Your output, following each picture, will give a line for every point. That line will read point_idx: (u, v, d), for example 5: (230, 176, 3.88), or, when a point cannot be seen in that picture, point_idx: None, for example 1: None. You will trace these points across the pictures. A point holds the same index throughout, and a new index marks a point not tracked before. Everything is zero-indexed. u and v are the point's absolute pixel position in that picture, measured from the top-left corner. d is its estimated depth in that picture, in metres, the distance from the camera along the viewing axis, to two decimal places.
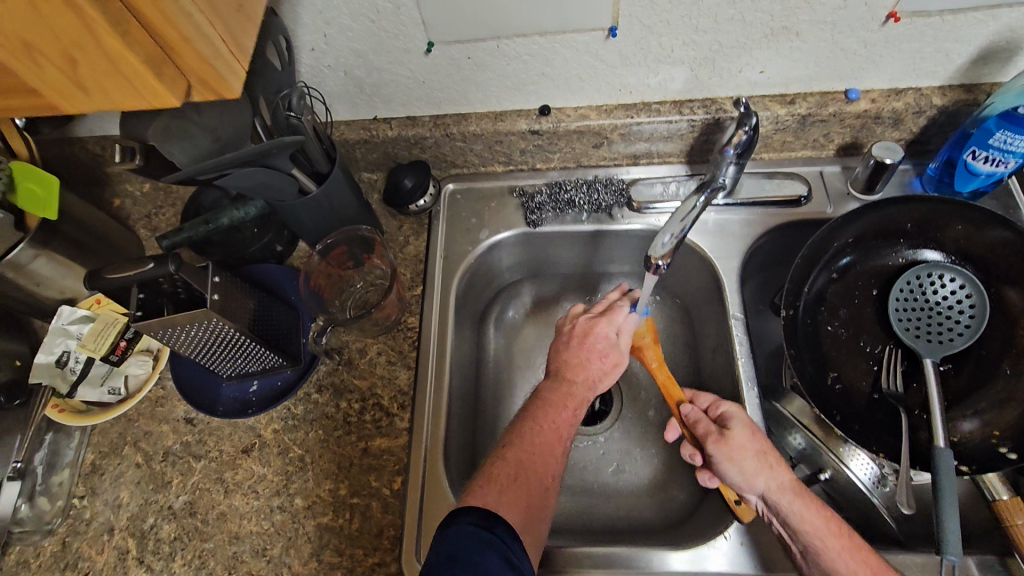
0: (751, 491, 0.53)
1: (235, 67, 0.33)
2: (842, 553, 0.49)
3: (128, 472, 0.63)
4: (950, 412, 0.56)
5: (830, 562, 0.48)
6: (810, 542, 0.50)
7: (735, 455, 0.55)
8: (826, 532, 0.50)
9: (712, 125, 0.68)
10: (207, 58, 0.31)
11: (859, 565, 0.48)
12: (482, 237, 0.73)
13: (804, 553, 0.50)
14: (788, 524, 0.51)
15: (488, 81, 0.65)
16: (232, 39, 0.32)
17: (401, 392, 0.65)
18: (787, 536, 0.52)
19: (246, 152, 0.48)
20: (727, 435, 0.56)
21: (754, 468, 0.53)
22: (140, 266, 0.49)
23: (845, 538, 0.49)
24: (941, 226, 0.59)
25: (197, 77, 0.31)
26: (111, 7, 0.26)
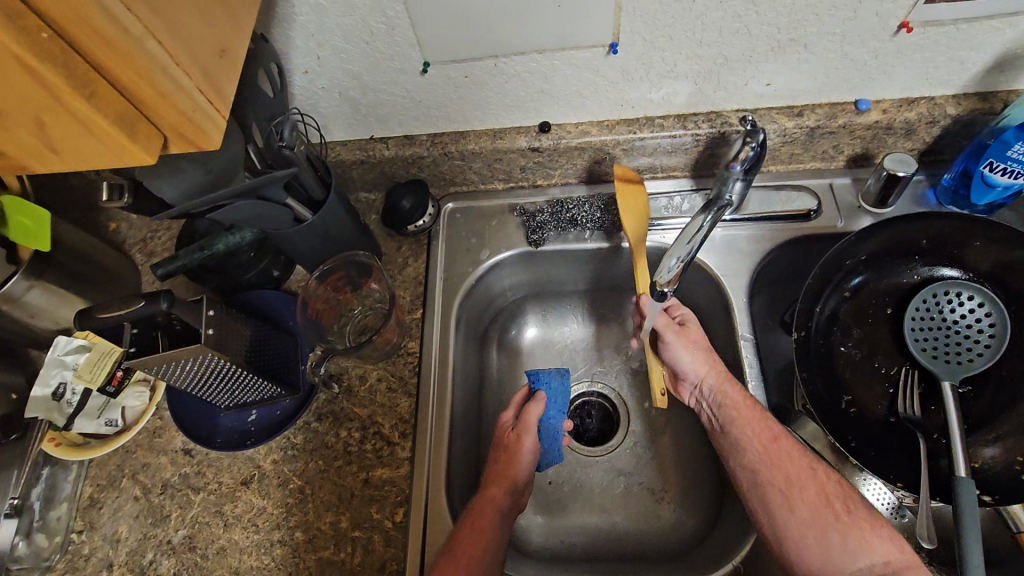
0: (691, 373, 0.60)
1: (217, 117, 0.32)
2: (750, 424, 0.55)
3: (126, 505, 0.62)
4: (971, 436, 0.54)
5: (740, 430, 0.55)
6: (727, 414, 0.56)
7: (686, 341, 0.61)
8: (744, 407, 0.56)
9: (717, 139, 0.66)
10: (185, 112, 0.30)
11: (764, 432, 0.54)
12: (482, 257, 0.71)
13: (720, 423, 0.57)
14: (714, 401, 0.58)
15: (486, 99, 0.64)
16: (212, 89, 0.31)
17: (402, 420, 0.63)
18: (711, 415, 0.58)
19: (239, 186, 0.47)
20: (686, 327, 0.62)
21: (701, 352, 0.60)
22: (132, 306, 0.49)
23: (757, 415, 0.56)
24: (958, 243, 0.57)
25: (176, 132, 0.30)
26: (78, 70, 0.25)
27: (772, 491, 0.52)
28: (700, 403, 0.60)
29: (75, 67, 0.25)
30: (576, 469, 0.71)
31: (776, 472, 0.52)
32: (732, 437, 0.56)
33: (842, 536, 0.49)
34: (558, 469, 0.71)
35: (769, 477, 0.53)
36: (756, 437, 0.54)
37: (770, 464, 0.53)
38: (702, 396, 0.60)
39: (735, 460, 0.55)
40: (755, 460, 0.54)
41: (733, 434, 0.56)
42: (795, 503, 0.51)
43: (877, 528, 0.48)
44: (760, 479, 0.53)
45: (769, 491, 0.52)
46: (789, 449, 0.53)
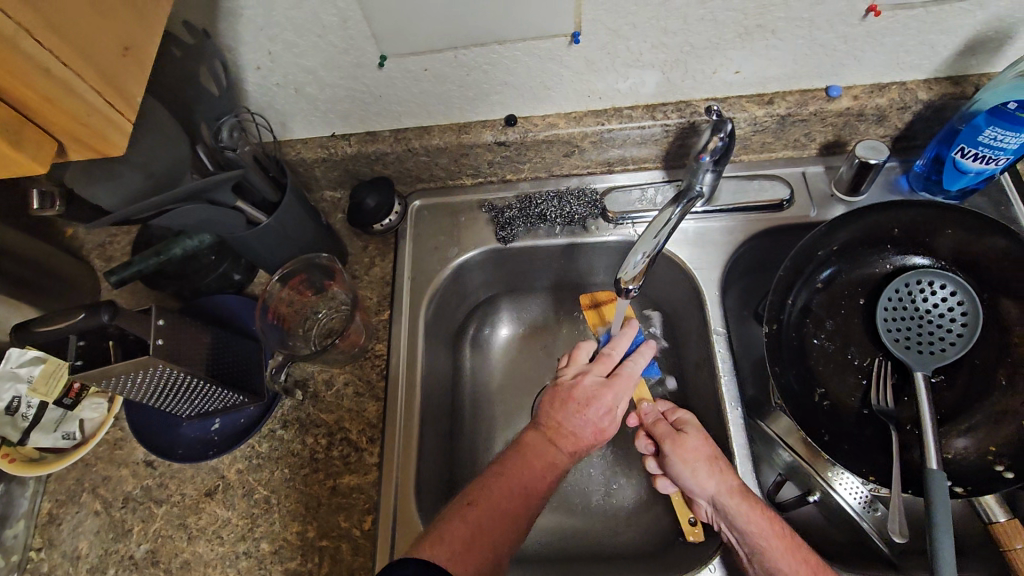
0: (700, 491, 0.53)
1: (120, 119, 0.30)
2: (783, 556, 0.47)
3: (86, 521, 0.60)
4: (943, 427, 0.53)
5: (774, 564, 0.47)
6: (756, 544, 0.49)
7: (685, 454, 0.55)
8: (772, 534, 0.49)
9: (687, 128, 0.65)
10: (79, 116, 0.27)
11: (802, 568, 0.47)
12: (451, 255, 0.70)
13: (747, 553, 0.49)
14: (735, 526, 0.50)
15: (448, 93, 0.62)
16: (114, 89, 0.29)
17: (370, 425, 0.62)
18: (736, 542, 0.50)
19: (187, 188, 0.46)
20: (682, 437, 0.56)
21: (707, 470, 0.53)
22: (75, 318, 0.46)
23: (790, 545, 0.48)
24: (931, 231, 0.56)
25: (71, 135, 0.28)
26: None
27: None
28: (719, 527, 0.52)
29: None
30: None
31: None
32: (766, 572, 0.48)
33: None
34: None
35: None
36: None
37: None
38: (721, 520, 0.52)
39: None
40: None
41: (767, 570, 0.47)
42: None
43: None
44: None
45: None
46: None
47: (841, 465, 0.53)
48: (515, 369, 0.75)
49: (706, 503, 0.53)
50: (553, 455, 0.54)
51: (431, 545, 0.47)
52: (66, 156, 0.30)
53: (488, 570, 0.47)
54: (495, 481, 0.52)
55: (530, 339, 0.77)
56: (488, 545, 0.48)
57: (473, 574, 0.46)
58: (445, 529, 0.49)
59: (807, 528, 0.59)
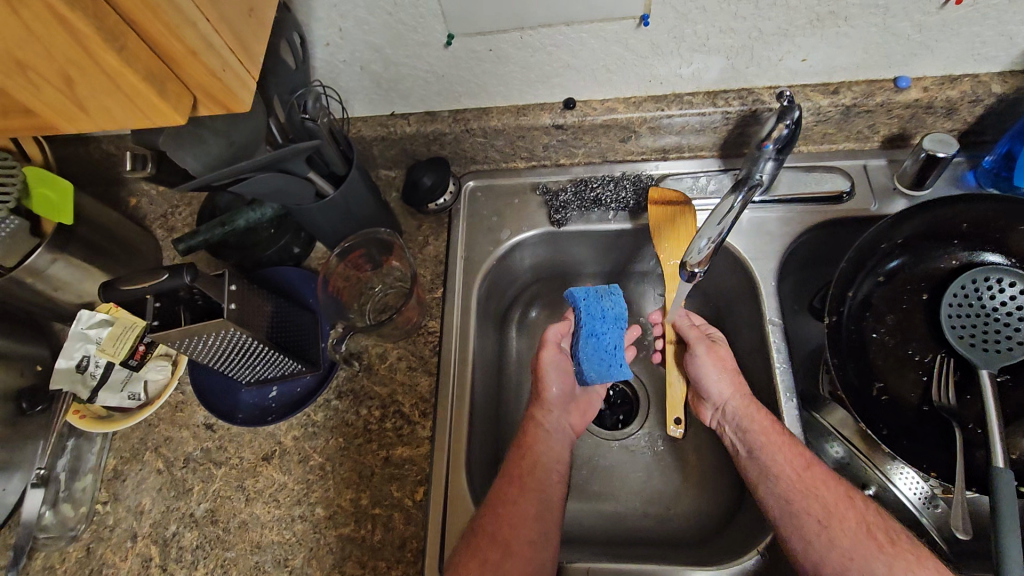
0: (717, 393, 0.59)
1: (246, 79, 0.32)
2: (778, 451, 0.53)
3: (149, 478, 0.62)
4: (1009, 427, 0.52)
5: (770, 455, 0.53)
6: (755, 437, 0.55)
7: (715, 358, 0.60)
8: (772, 431, 0.54)
9: (748, 117, 0.64)
10: (214, 70, 0.30)
11: (796, 459, 0.53)
12: (504, 237, 0.70)
13: (747, 448, 0.55)
14: (741, 426, 0.56)
15: (510, 74, 0.62)
16: (241, 48, 0.31)
17: (423, 400, 0.63)
18: (737, 440, 0.56)
19: (266, 156, 0.47)
20: (715, 347, 0.61)
21: (726, 376, 0.59)
22: (155, 277, 0.48)
23: (788, 441, 0.54)
24: (1003, 228, 0.55)
25: (202, 91, 0.30)
26: (107, 22, 0.25)
27: (809, 521, 0.50)
28: (723, 426, 0.59)
29: (104, 18, 0.25)
30: (596, 453, 0.70)
31: (808, 498, 0.50)
32: (760, 462, 0.54)
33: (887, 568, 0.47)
34: (577, 452, 0.70)
35: (804, 508, 0.50)
36: (789, 465, 0.52)
37: (804, 492, 0.51)
38: (726, 419, 0.58)
39: (765, 486, 0.53)
40: (788, 489, 0.51)
41: (762, 462, 0.53)
42: (835, 537, 0.48)
43: (921, 558, 0.46)
44: (795, 508, 0.50)
45: (807, 523, 0.49)
46: (822, 475, 0.51)
47: (900, 459, 0.53)
48: None
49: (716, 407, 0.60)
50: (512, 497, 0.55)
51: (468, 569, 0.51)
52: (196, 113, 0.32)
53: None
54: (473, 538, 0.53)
55: None
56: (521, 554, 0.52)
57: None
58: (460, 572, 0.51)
59: None
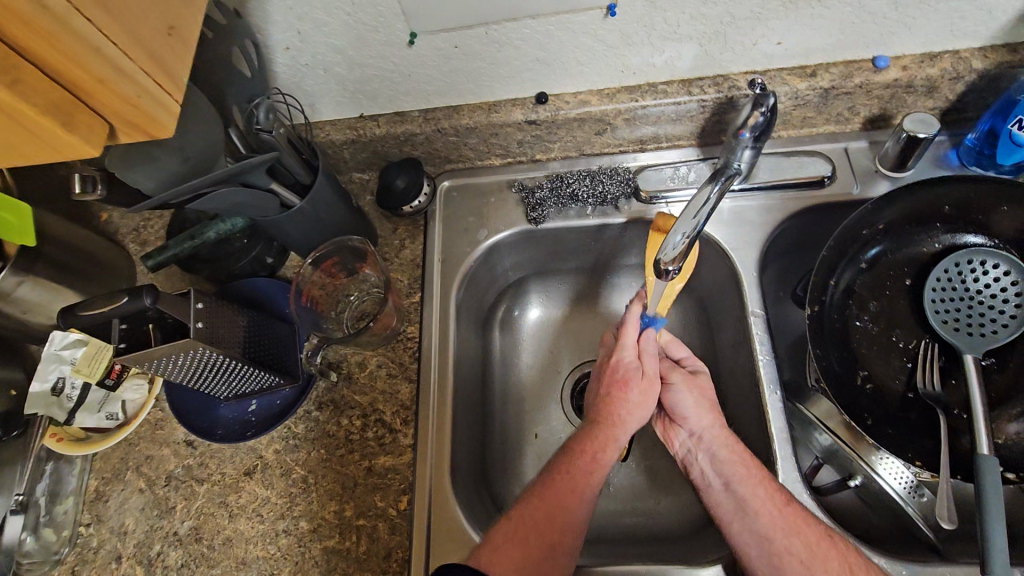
0: (693, 422, 0.57)
1: (167, 103, 0.32)
2: (758, 487, 0.51)
3: (132, 498, 0.62)
4: (994, 412, 0.52)
5: (748, 490, 0.51)
6: (734, 471, 0.52)
7: (695, 387, 0.59)
8: (750, 465, 0.53)
9: (725, 104, 0.62)
10: (133, 98, 0.30)
11: (776, 494, 0.50)
12: (481, 237, 0.69)
13: (723, 481, 0.53)
14: (716, 457, 0.54)
15: (478, 71, 0.61)
16: (160, 71, 0.31)
17: (404, 407, 0.62)
18: (711, 471, 0.54)
19: (220, 172, 0.45)
20: (696, 377, 0.60)
21: (706, 407, 0.57)
22: (115, 302, 0.47)
23: (766, 476, 0.52)
24: (985, 209, 0.54)
25: (122, 119, 0.31)
26: (1, 61, 0.25)
27: (789, 562, 0.48)
28: (692, 456, 0.57)
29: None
30: None
31: (789, 536, 0.48)
32: (739, 498, 0.51)
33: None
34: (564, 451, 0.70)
35: (787, 546, 0.48)
36: (769, 500, 0.50)
37: (786, 531, 0.48)
38: (700, 448, 0.56)
39: (743, 523, 0.50)
40: (767, 528, 0.49)
41: (741, 496, 0.51)
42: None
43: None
44: (776, 548, 0.48)
45: (788, 562, 0.48)
46: (802, 513, 0.49)
47: (885, 449, 0.52)
48: (544, 350, 0.76)
49: (688, 436, 0.58)
50: (559, 504, 0.51)
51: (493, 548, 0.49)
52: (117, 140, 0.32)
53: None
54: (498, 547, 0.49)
55: (558, 322, 0.77)
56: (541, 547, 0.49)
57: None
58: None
59: (847, 512, 0.58)
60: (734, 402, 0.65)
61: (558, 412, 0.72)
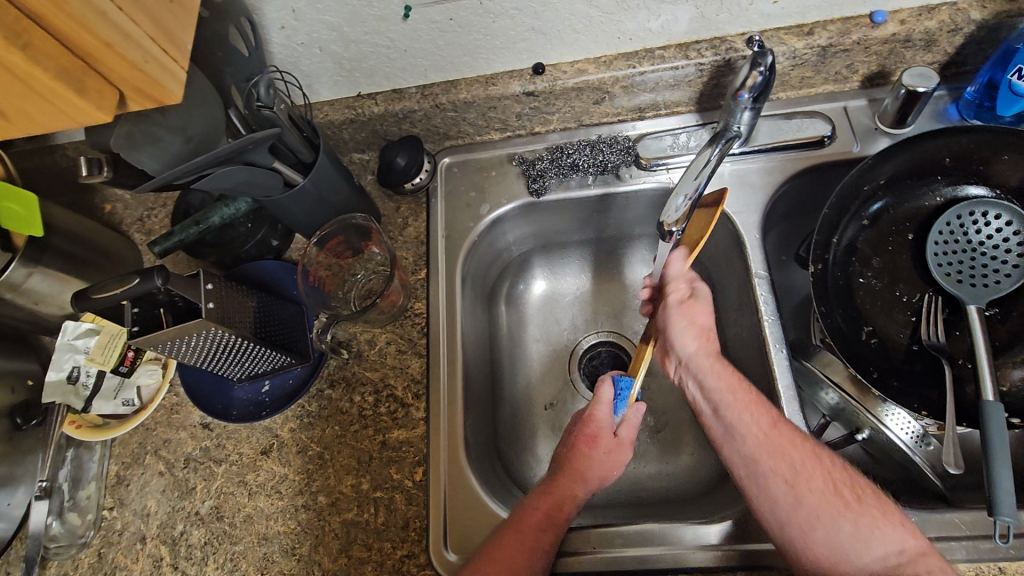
0: (681, 351, 0.57)
1: (171, 68, 0.36)
2: (748, 411, 0.52)
3: (152, 481, 0.63)
4: (998, 359, 0.52)
5: (737, 415, 0.52)
6: (722, 398, 0.53)
7: (687, 313, 0.57)
8: (739, 391, 0.53)
9: (722, 67, 0.62)
10: (139, 63, 0.33)
11: (763, 417, 0.51)
12: (483, 212, 0.69)
13: (714, 406, 0.54)
14: (703, 384, 0.55)
15: (474, 43, 0.60)
16: (161, 36, 0.35)
17: (414, 381, 0.63)
18: (702, 397, 0.55)
19: (221, 150, 0.46)
20: (691, 304, 0.57)
21: (694, 334, 0.57)
22: (127, 283, 0.47)
23: (757, 400, 0.53)
24: (985, 158, 0.54)
25: (127, 83, 0.34)
26: (9, 21, 0.28)
27: (774, 481, 0.49)
28: (685, 381, 0.57)
29: (6, 18, 0.28)
30: None
31: (774, 458, 0.49)
32: (727, 423, 0.52)
33: (850, 525, 0.46)
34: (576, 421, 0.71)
35: (773, 467, 0.49)
36: (757, 424, 0.51)
37: (771, 452, 0.50)
38: (692, 375, 0.56)
39: (732, 447, 0.52)
40: (754, 451, 0.50)
41: (729, 421, 0.52)
42: (802, 497, 0.48)
43: (888, 516, 0.46)
44: (760, 468, 0.50)
45: (771, 482, 0.49)
46: (790, 434, 0.50)
47: (892, 401, 0.53)
48: (550, 323, 0.76)
49: (679, 364, 0.58)
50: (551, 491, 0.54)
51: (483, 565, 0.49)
52: (126, 105, 0.36)
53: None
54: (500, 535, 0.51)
55: (563, 296, 0.78)
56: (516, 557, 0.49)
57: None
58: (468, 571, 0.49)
59: (855, 465, 0.59)
60: (739, 365, 0.66)
61: (565, 382, 0.73)
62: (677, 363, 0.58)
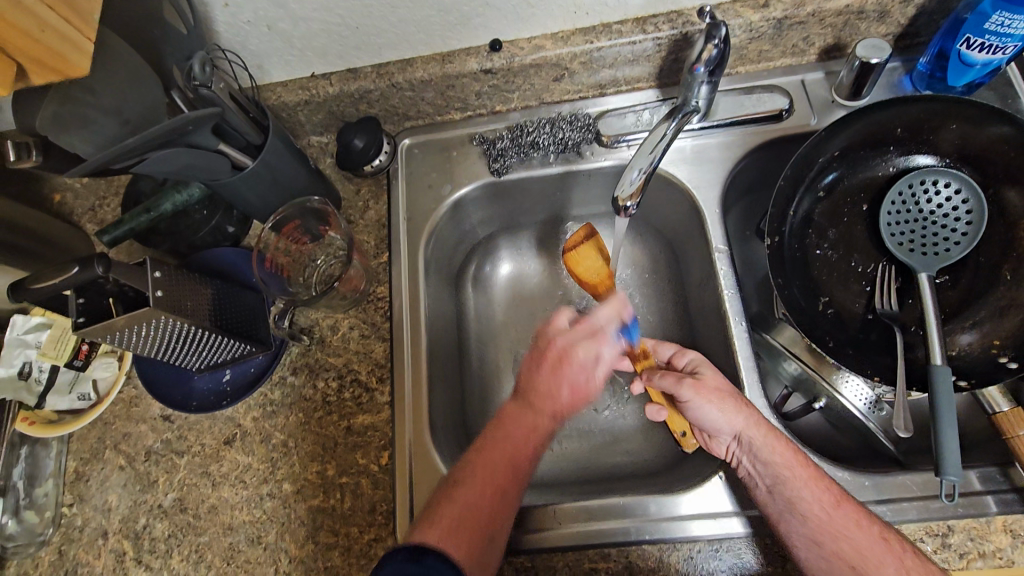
0: (727, 426, 0.52)
1: (76, 41, 0.37)
2: (811, 487, 0.48)
3: (112, 475, 0.62)
4: (948, 325, 0.54)
5: (799, 493, 0.49)
6: (779, 474, 0.49)
7: (706, 393, 0.53)
8: (795, 465, 0.50)
9: (680, 41, 0.62)
10: (36, 36, 0.34)
11: (824, 494, 0.48)
12: (445, 193, 0.68)
13: (769, 483, 0.50)
14: (758, 460, 0.50)
15: (428, 19, 0.59)
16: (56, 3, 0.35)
17: (378, 365, 0.62)
18: (754, 472, 0.51)
19: (156, 130, 0.44)
20: (702, 379, 0.55)
21: (732, 406, 0.52)
22: (67, 271, 0.46)
23: (814, 475, 0.49)
24: (934, 127, 0.55)
25: (29, 57, 0.35)
26: None
27: (841, 565, 0.46)
28: (733, 457, 0.53)
29: None
30: None
31: (839, 540, 0.46)
32: (786, 501, 0.49)
33: None
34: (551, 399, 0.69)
35: (837, 550, 0.46)
36: (818, 503, 0.48)
37: (836, 535, 0.47)
38: (741, 451, 0.52)
39: (791, 527, 0.48)
40: (820, 534, 0.47)
41: (790, 499, 0.48)
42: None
43: None
44: (825, 552, 0.47)
45: (837, 564, 0.46)
46: (853, 512, 0.47)
47: (845, 368, 0.54)
48: (518, 304, 0.76)
49: (726, 439, 0.53)
50: (533, 421, 0.53)
51: (425, 529, 0.48)
52: (32, 80, 0.37)
53: (484, 547, 0.48)
54: (484, 453, 0.52)
55: (531, 277, 0.77)
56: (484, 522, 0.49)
57: (470, 550, 0.47)
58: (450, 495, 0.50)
59: (815, 433, 0.61)
60: (703, 339, 0.67)
61: None
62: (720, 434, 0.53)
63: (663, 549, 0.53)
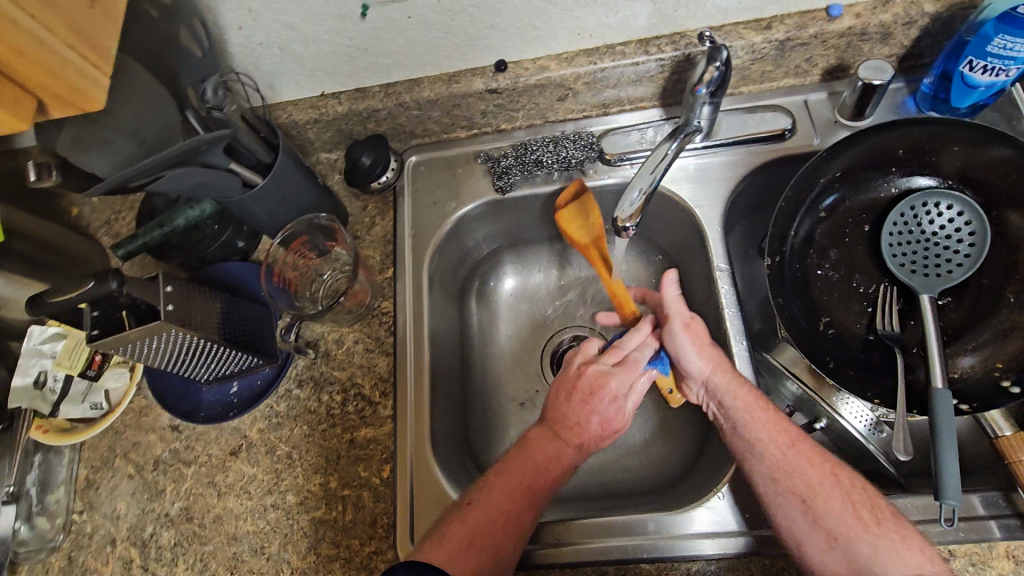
0: (698, 370, 0.56)
1: (94, 74, 0.38)
2: (771, 429, 0.51)
3: (122, 484, 0.63)
4: (950, 347, 0.53)
5: (756, 434, 0.51)
6: (740, 416, 0.53)
7: (694, 334, 0.57)
8: (755, 408, 0.53)
9: (683, 62, 0.63)
10: (57, 70, 0.36)
11: (781, 435, 0.51)
12: (450, 210, 0.69)
13: (732, 424, 0.53)
14: (723, 404, 0.54)
15: (434, 41, 0.61)
16: (78, 40, 0.37)
17: (382, 379, 0.63)
18: (721, 416, 0.54)
19: (172, 150, 0.46)
20: (691, 321, 0.58)
21: (709, 353, 0.56)
22: (82, 286, 0.48)
23: (774, 418, 0.52)
24: (936, 149, 0.55)
25: (48, 91, 0.37)
26: None
27: (795, 501, 0.48)
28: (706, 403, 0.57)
29: None
30: None
31: (793, 477, 0.49)
32: (746, 441, 0.52)
33: (870, 547, 0.45)
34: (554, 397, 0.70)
35: (792, 487, 0.48)
36: (773, 443, 0.51)
37: (789, 472, 0.49)
38: (710, 395, 0.56)
39: (750, 465, 0.51)
40: (775, 471, 0.49)
41: (749, 439, 0.52)
42: (821, 514, 0.47)
43: (906, 537, 0.45)
44: (781, 487, 0.49)
45: (790, 499, 0.48)
46: (808, 453, 0.50)
47: (846, 389, 0.54)
48: (522, 317, 0.77)
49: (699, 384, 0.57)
50: (557, 450, 0.54)
51: (431, 546, 0.48)
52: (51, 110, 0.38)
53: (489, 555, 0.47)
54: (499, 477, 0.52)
55: (535, 292, 0.78)
56: (492, 540, 0.48)
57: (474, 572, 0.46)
58: (446, 531, 0.49)
59: None
60: None
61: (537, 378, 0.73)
62: (693, 382, 0.58)
63: (661, 567, 0.53)
